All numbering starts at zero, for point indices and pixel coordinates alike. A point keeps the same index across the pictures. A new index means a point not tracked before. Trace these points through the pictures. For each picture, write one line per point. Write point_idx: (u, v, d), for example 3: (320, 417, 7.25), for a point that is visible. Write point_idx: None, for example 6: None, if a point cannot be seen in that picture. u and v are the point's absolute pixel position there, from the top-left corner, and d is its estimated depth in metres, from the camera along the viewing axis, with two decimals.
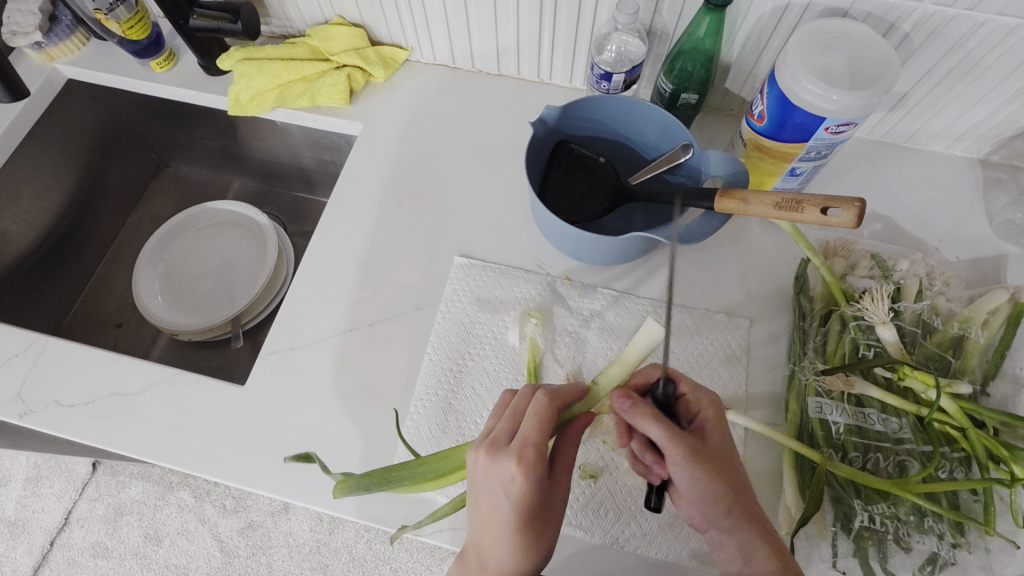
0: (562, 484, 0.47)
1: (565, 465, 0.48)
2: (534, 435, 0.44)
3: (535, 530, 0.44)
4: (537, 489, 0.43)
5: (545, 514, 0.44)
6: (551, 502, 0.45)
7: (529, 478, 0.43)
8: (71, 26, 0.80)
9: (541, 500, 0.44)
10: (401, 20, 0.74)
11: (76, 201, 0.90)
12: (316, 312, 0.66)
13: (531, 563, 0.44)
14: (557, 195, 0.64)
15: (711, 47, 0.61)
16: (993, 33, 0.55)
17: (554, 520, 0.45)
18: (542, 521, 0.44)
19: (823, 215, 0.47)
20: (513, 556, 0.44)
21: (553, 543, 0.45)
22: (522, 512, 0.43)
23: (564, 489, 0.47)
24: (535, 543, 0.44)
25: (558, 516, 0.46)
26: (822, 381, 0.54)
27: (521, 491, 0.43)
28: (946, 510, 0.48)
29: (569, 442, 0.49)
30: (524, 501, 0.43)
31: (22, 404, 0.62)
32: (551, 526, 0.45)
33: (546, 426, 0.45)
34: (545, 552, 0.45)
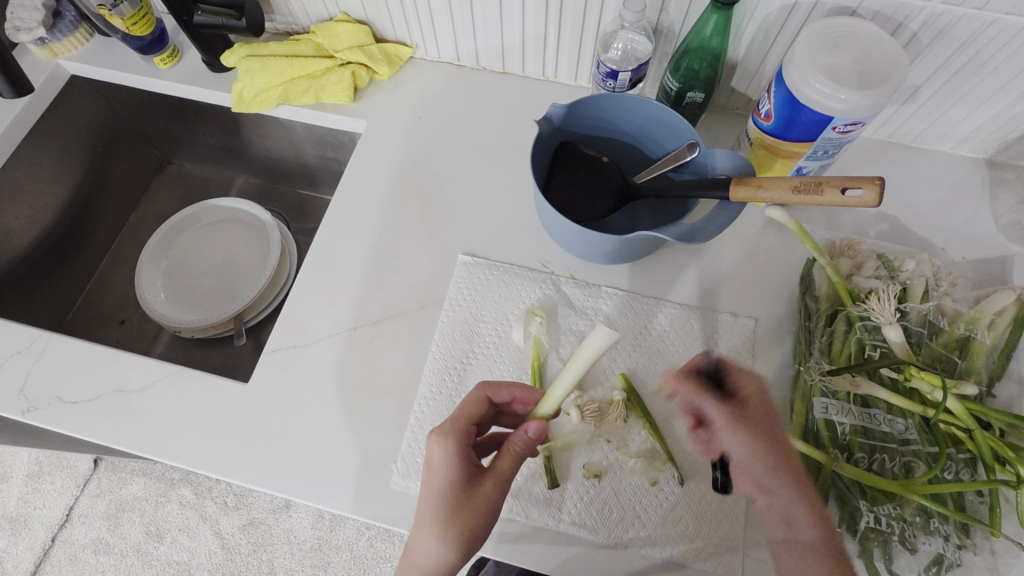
0: (484, 488, 0.47)
1: (494, 472, 0.48)
2: (460, 413, 0.50)
3: (442, 513, 0.46)
4: (449, 465, 0.47)
5: (455, 503, 0.46)
6: (462, 495, 0.47)
7: (443, 451, 0.48)
8: (75, 21, 0.79)
9: (453, 482, 0.47)
10: (406, 17, 0.74)
11: (78, 197, 0.90)
12: (319, 309, 0.65)
13: (437, 551, 0.46)
14: (562, 194, 0.64)
15: (717, 46, 0.61)
16: (1002, 33, 0.54)
17: (463, 517, 0.46)
18: (450, 507, 0.46)
19: (843, 194, 0.47)
20: (422, 536, 0.47)
21: (468, 536, 0.46)
22: (433, 487, 0.47)
23: (486, 493, 0.47)
24: (442, 527, 0.46)
25: (472, 516, 0.46)
26: (828, 381, 0.54)
27: (435, 464, 0.48)
28: (953, 512, 0.48)
29: (507, 455, 0.48)
30: (437, 475, 0.47)
31: (25, 401, 0.62)
32: (464, 515, 0.46)
33: (471, 413, 0.50)
34: (452, 545, 0.46)
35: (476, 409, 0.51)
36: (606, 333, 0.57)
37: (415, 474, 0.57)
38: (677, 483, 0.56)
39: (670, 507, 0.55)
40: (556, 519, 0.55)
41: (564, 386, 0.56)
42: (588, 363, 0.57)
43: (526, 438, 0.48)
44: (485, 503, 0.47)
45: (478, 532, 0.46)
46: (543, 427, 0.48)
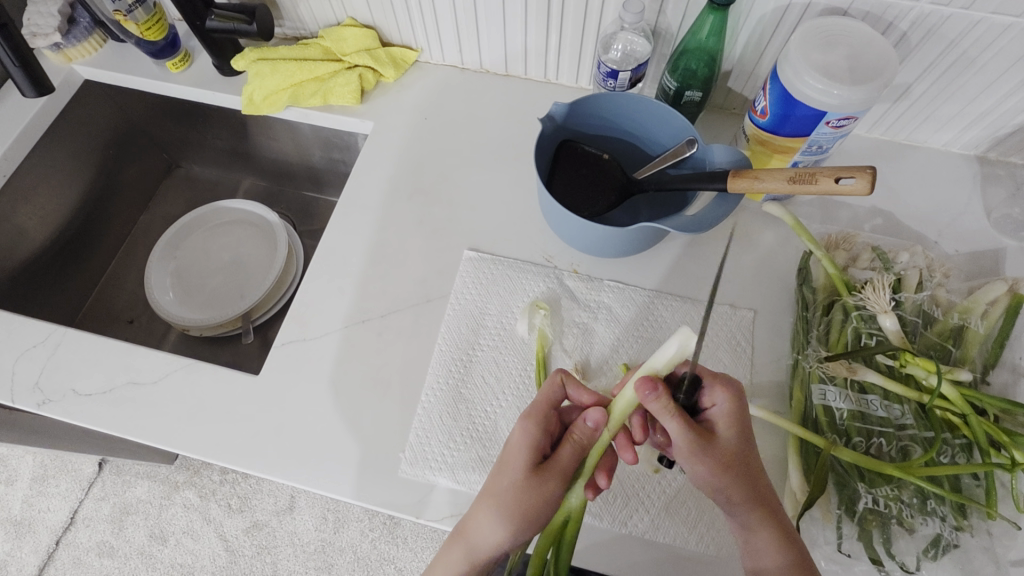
0: (550, 478, 0.49)
1: (558, 463, 0.50)
2: (541, 399, 0.52)
3: (507, 492, 0.48)
4: (527, 446, 0.49)
5: (519, 485, 0.48)
6: (530, 479, 0.48)
7: (524, 433, 0.50)
8: (89, 28, 0.82)
9: (525, 463, 0.49)
10: (411, 23, 0.76)
11: (90, 199, 0.91)
12: (328, 303, 0.67)
13: (492, 529, 0.47)
14: (564, 191, 0.65)
15: (714, 46, 0.63)
16: (989, 31, 0.57)
17: (525, 501, 0.47)
18: (514, 486, 0.48)
19: (837, 183, 0.48)
20: (483, 514, 0.48)
21: (530, 521, 0.48)
22: (505, 466, 0.49)
23: (550, 484, 0.49)
24: (503, 507, 0.47)
25: (534, 503, 0.48)
26: (825, 368, 0.55)
27: (513, 444, 0.50)
28: (949, 493, 0.49)
29: (568, 446, 0.51)
30: (513, 455, 0.49)
31: (40, 393, 0.63)
32: (531, 505, 0.47)
33: (553, 400, 0.53)
34: (510, 527, 0.47)
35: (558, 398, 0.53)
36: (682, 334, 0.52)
37: (423, 462, 0.58)
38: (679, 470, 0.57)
39: (673, 493, 0.56)
40: None
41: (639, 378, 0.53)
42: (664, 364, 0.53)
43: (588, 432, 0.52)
44: (547, 492, 0.48)
45: (534, 519, 0.48)
46: (604, 416, 0.52)
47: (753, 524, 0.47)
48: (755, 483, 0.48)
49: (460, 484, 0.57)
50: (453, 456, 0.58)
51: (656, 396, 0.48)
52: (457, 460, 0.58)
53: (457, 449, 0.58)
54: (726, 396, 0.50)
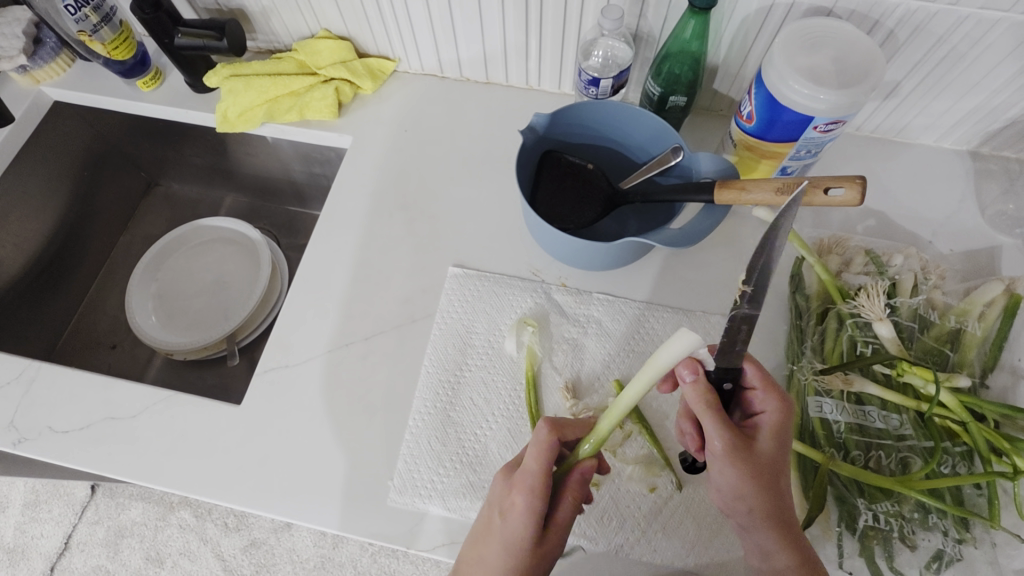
0: (551, 539, 0.47)
1: (555, 524, 0.47)
2: (542, 467, 0.46)
3: (514, 563, 0.45)
4: (528, 519, 0.45)
5: (527, 555, 0.46)
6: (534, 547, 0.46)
7: (529, 505, 0.45)
8: (56, 48, 0.79)
9: (529, 537, 0.45)
10: (387, 32, 0.74)
11: (66, 223, 0.89)
12: (310, 327, 0.65)
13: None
14: (549, 204, 0.64)
15: (697, 49, 0.61)
16: (978, 26, 0.55)
17: (531, 566, 0.46)
18: (520, 559, 0.45)
19: (826, 194, 0.47)
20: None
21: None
22: (509, 537, 0.46)
23: (552, 544, 0.47)
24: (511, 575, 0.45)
25: (537, 568, 0.46)
26: (821, 380, 0.54)
27: (516, 516, 0.46)
28: (951, 507, 0.48)
29: (568, 502, 0.48)
30: (518, 529, 0.45)
31: (16, 432, 0.62)
32: (537, 565, 0.46)
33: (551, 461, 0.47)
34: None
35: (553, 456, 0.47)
36: (686, 337, 0.47)
37: (412, 490, 0.56)
38: (675, 487, 0.56)
39: (671, 513, 0.55)
40: None
41: (636, 389, 0.49)
42: (661, 371, 0.48)
43: (581, 479, 0.49)
44: (551, 553, 0.47)
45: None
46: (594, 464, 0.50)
47: (769, 544, 0.45)
48: (778, 497, 0.46)
49: (451, 511, 0.56)
50: (442, 483, 0.57)
51: (694, 380, 0.47)
52: (447, 487, 0.56)
53: (448, 475, 0.57)
54: (777, 403, 0.47)
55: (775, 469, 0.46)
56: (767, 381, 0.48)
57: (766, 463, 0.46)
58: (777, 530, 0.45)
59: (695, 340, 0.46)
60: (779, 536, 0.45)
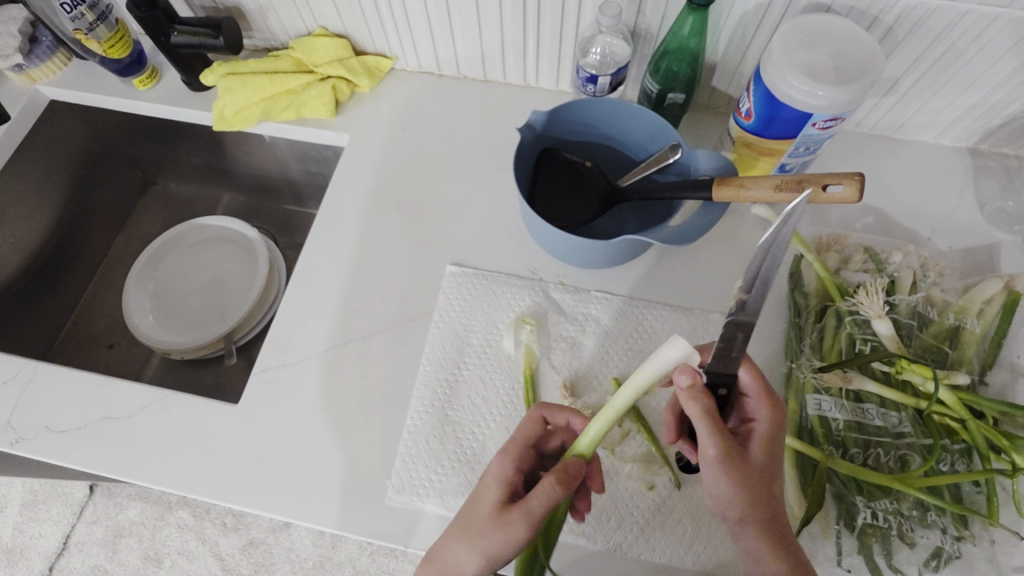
0: (512, 518, 0.45)
1: (524, 502, 0.45)
2: (520, 435, 0.51)
3: (472, 526, 0.46)
4: (497, 480, 0.48)
5: (485, 521, 0.45)
6: (496, 514, 0.46)
7: (498, 467, 0.49)
8: (52, 46, 0.79)
9: (494, 499, 0.47)
10: (384, 30, 0.74)
11: (62, 222, 0.89)
12: (307, 325, 0.65)
13: (457, 562, 0.46)
14: (547, 202, 0.64)
15: (696, 46, 0.61)
16: (976, 23, 0.55)
17: (486, 537, 0.45)
18: (480, 522, 0.46)
19: (824, 191, 0.47)
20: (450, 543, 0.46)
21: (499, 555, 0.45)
22: (477, 498, 0.48)
23: (513, 523, 0.44)
24: (469, 539, 0.45)
25: (496, 541, 0.45)
26: (820, 378, 0.54)
27: (488, 477, 0.48)
28: (950, 504, 0.48)
29: (542, 485, 0.45)
30: (485, 488, 0.48)
31: (12, 432, 0.61)
32: (494, 539, 0.44)
33: (531, 436, 0.51)
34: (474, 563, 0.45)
35: (535, 434, 0.51)
36: (678, 345, 0.47)
37: (410, 488, 0.56)
38: (673, 486, 0.56)
39: (669, 511, 0.55)
40: None
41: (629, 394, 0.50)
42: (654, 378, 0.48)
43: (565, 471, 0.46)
44: (510, 533, 0.44)
45: (498, 557, 0.45)
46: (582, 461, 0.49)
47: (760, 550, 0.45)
48: (770, 503, 0.46)
49: (449, 510, 0.56)
50: (440, 481, 0.56)
51: (692, 388, 0.46)
52: (445, 486, 0.56)
53: (446, 474, 0.57)
54: (769, 411, 0.48)
55: (768, 476, 0.46)
56: (762, 388, 0.48)
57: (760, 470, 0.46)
58: (769, 537, 0.45)
59: (686, 348, 0.47)
60: (770, 543, 0.45)
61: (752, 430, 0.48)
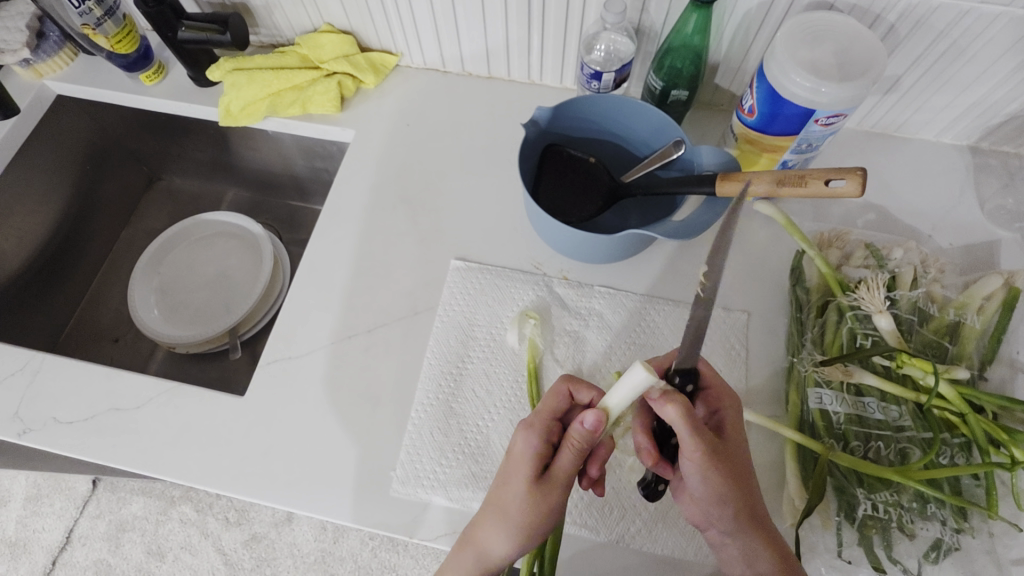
0: (549, 489, 0.47)
1: (556, 473, 0.48)
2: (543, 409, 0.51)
3: (506, 504, 0.48)
4: (530, 457, 0.48)
5: (518, 497, 0.47)
6: (535, 489, 0.47)
7: (524, 442, 0.49)
8: (59, 42, 0.79)
9: (524, 474, 0.48)
10: (390, 27, 0.74)
11: (68, 217, 0.89)
12: (313, 319, 0.65)
13: (501, 541, 0.48)
14: (551, 197, 0.64)
15: (699, 43, 0.61)
16: (978, 21, 0.55)
17: (524, 511, 0.47)
18: (519, 500, 0.47)
19: (827, 186, 0.48)
20: (489, 526, 0.48)
21: (537, 529, 0.47)
22: (507, 473, 0.49)
23: (548, 495, 0.47)
24: (503, 517, 0.48)
25: (531, 512, 0.47)
26: (821, 371, 0.54)
27: (515, 452, 0.49)
28: (949, 496, 0.48)
29: (567, 452, 0.47)
30: (513, 464, 0.49)
31: (20, 423, 0.62)
32: (528, 514, 0.47)
33: (557, 410, 0.51)
34: (519, 539, 0.47)
35: (563, 407, 0.52)
36: (644, 373, 0.45)
37: (415, 480, 0.57)
38: None
39: (671, 503, 0.55)
40: None
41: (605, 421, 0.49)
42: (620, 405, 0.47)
43: (584, 437, 0.47)
44: (547, 504, 0.47)
45: (536, 530, 0.47)
46: (601, 417, 0.47)
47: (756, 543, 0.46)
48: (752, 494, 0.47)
49: (454, 501, 0.56)
50: (445, 473, 0.57)
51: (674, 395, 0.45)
52: (450, 477, 0.57)
53: (450, 466, 0.57)
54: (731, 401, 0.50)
55: (744, 467, 0.48)
56: (719, 379, 0.50)
57: (739, 463, 0.48)
58: (759, 529, 0.46)
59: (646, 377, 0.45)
60: (761, 535, 0.46)
61: (722, 420, 0.49)
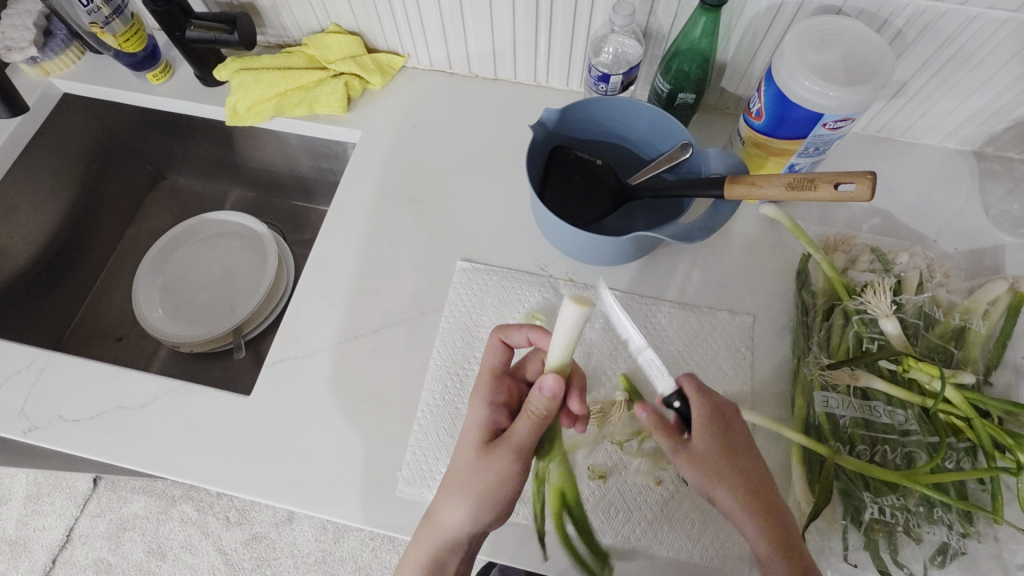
0: (497, 455, 0.49)
1: (506, 441, 0.50)
2: (487, 374, 0.54)
3: (458, 472, 0.50)
4: (478, 424, 0.52)
5: (468, 464, 0.50)
6: (481, 458, 0.50)
7: (475, 410, 0.52)
8: (66, 40, 0.79)
9: (474, 440, 0.51)
10: (398, 28, 0.75)
11: (73, 214, 0.89)
12: (319, 319, 0.65)
13: (456, 512, 0.49)
14: (558, 199, 0.64)
15: (707, 47, 0.62)
16: (985, 26, 0.55)
17: (474, 478, 0.49)
18: (468, 470, 0.50)
19: (836, 189, 0.48)
20: (446, 499, 0.50)
21: (489, 497, 0.49)
22: (461, 444, 0.52)
23: (496, 461, 0.49)
24: (456, 486, 0.50)
25: (482, 479, 0.49)
26: (827, 375, 0.55)
27: (468, 421, 0.53)
28: (955, 500, 0.48)
29: (522, 421, 0.49)
30: (466, 431, 0.52)
31: (26, 421, 0.62)
32: (479, 481, 0.49)
33: (495, 365, 0.54)
34: (471, 508, 0.49)
35: (499, 359, 0.55)
36: (575, 307, 0.41)
37: (421, 480, 0.57)
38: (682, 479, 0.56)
39: (677, 506, 0.55)
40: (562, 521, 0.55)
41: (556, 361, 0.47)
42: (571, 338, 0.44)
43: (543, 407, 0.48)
44: (496, 469, 0.49)
45: (487, 497, 0.49)
46: (560, 381, 0.46)
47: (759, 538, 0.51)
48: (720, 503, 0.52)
49: None
50: None
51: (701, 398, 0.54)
52: None
53: None
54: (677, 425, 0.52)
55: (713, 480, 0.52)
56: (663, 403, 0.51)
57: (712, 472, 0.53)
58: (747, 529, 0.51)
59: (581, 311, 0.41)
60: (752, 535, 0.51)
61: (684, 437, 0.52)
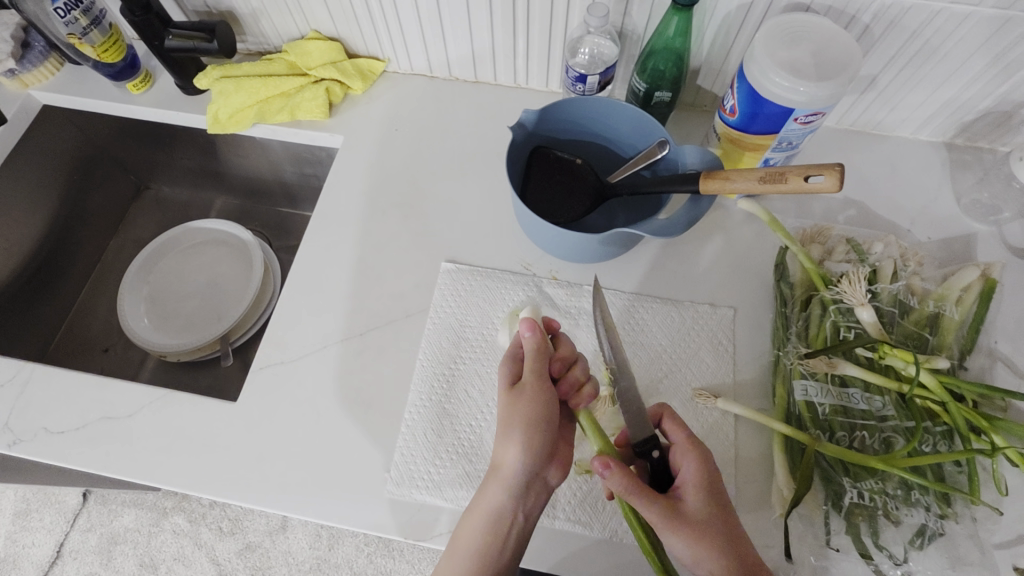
0: (525, 389, 0.55)
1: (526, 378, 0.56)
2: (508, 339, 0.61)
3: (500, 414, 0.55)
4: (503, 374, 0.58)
5: (504, 404, 0.55)
6: (511, 395, 0.56)
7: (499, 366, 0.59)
8: (44, 51, 0.79)
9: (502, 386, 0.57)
10: (377, 34, 0.75)
11: (56, 226, 0.89)
12: (305, 323, 0.66)
13: (509, 447, 0.53)
14: (538, 199, 0.65)
15: (681, 46, 0.63)
16: (949, 21, 0.57)
17: (513, 410, 0.55)
18: (502, 407, 0.55)
19: (807, 181, 0.49)
20: (499, 440, 0.54)
21: (531, 420, 0.54)
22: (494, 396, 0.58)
23: (525, 391, 0.55)
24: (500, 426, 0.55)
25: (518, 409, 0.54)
26: (806, 364, 0.56)
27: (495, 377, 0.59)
28: (932, 482, 0.49)
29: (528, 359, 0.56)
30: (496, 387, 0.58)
31: (11, 433, 0.62)
32: (518, 411, 0.54)
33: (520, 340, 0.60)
34: (521, 437, 0.53)
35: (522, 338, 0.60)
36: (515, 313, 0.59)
37: (409, 481, 0.57)
38: None
39: None
40: (551, 516, 0.56)
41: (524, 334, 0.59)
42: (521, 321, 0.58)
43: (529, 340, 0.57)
44: (528, 396, 0.55)
45: (530, 421, 0.54)
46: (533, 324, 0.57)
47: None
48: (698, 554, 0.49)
49: (451, 501, 0.57)
50: (439, 473, 0.57)
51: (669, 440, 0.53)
52: (445, 477, 0.57)
53: (444, 466, 0.58)
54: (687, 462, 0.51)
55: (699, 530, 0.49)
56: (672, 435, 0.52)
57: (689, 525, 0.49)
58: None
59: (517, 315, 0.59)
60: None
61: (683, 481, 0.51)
